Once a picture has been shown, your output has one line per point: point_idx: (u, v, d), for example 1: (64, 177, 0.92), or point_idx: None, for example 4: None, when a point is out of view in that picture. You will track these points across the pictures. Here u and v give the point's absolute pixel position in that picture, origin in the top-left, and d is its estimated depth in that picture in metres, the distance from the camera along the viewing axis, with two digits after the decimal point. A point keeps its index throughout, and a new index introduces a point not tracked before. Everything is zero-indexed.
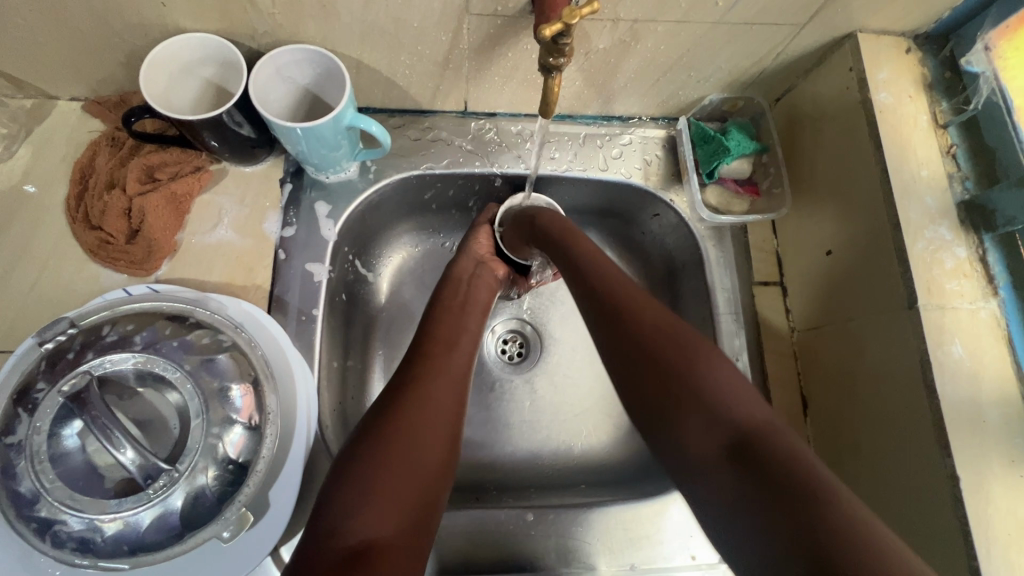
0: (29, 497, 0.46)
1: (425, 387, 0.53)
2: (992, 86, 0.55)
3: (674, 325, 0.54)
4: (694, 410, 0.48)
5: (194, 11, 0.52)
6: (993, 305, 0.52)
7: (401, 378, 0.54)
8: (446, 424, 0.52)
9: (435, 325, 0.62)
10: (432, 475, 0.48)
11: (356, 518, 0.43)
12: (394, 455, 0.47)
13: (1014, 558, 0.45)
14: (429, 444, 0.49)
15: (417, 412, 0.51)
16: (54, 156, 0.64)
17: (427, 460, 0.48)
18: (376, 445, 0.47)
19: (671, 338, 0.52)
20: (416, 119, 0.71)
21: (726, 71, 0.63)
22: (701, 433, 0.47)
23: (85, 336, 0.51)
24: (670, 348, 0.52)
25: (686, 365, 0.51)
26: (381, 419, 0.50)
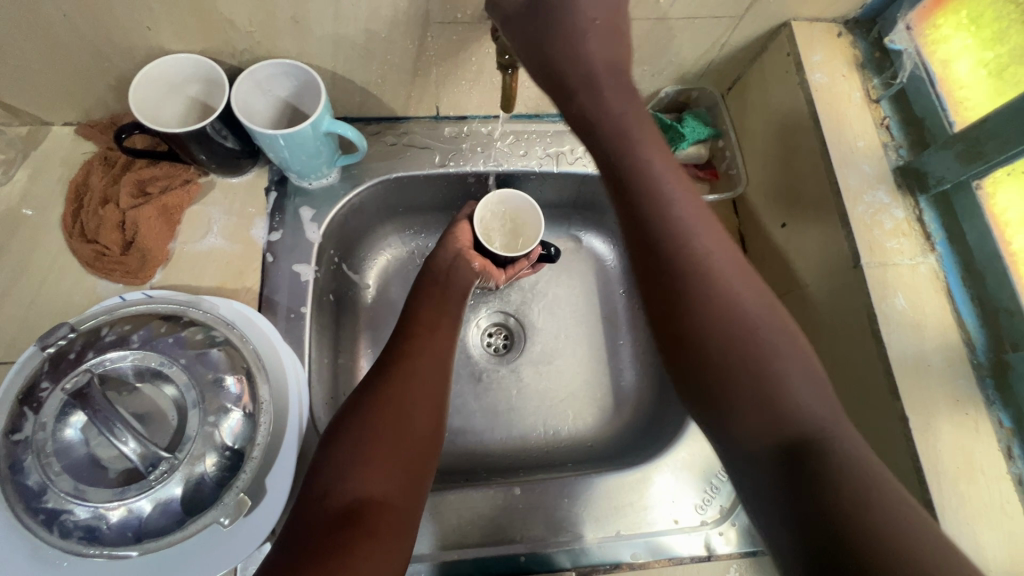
0: (37, 489, 0.48)
1: (412, 363, 0.57)
2: (915, 61, 0.60)
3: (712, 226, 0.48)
4: (753, 394, 0.42)
5: (178, 34, 0.57)
6: (931, 260, 0.56)
7: (385, 358, 0.58)
8: (429, 395, 0.55)
9: (419, 306, 0.65)
10: (419, 439, 0.51)
11: (349, 482, 0.47)
12: (383, 425, 0.50)
13: (963, 488, 0.49)
14: (416, 413, 0.53)
15: (404, 384, 0.54)
16: (50, 178, 0.68)
17: (415, 427, 0.52)
18: (366, 416, 0.51)
19: (700, 224, 0.48)
20: (392, 125, 0.75)
21: (678, 64, 0.68)
22: (755, 421, 0.42)
23: (84, 339, 0.54)
24: (738, 306, 0.45)
25: (762, 365, 0.43)
26: (368, 393, 0.53)
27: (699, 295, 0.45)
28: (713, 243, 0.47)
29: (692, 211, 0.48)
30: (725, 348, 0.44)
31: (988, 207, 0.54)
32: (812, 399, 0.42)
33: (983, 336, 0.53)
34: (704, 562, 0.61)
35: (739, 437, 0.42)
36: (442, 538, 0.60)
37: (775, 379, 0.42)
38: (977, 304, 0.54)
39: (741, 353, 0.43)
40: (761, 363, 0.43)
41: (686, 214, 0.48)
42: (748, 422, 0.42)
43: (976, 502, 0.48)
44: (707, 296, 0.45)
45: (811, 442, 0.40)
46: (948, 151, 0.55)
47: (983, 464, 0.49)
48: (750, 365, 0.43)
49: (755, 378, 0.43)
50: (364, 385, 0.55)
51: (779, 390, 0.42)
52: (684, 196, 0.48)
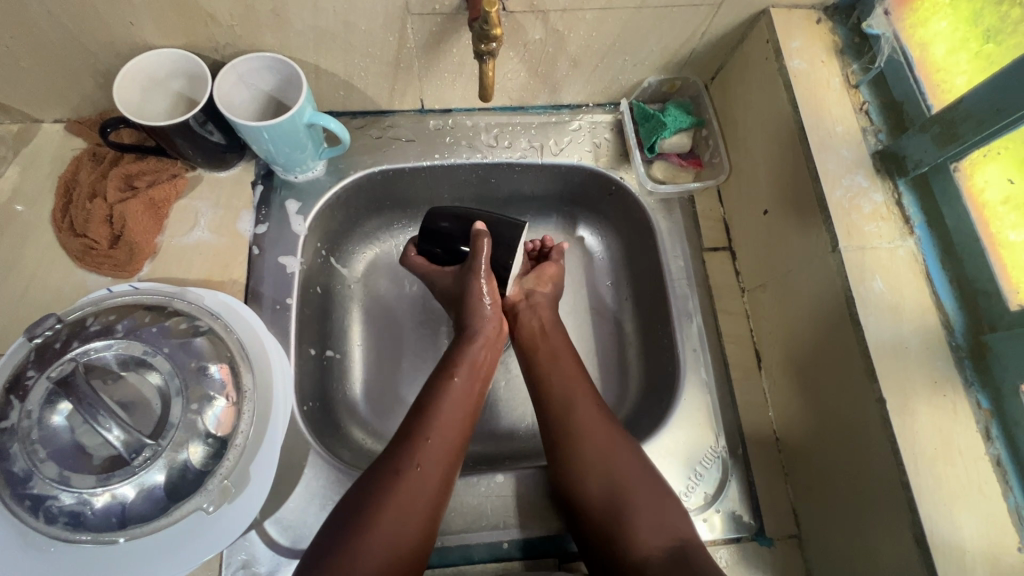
0: (23, 475, 0.49)
1: (416, 466, 0.56)
2: (893, 45, 0.60)
3: (608, 422, 0.61)
4: (643, 512, 0.56)
5: (160, 28, 0.58)
6: (910, 243, 0.56)
7: (394, 457, 0.56)
8: (431, 500, 0.55)
9: (437, 400, 0.60)
10: (409, 544, 0.53)
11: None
12: (379, 552, 0.51)
13: (940, 469, 0.49)
14: (409, 525, 0.53)
15: (407, 496, 0.54)
16: (40, 174, 0.69)
17: (406, 537, 0.53)
18: (365, 540, 0.51)
19: (593, 420, 0.61)
20: (377, 119, 0.76)
21: (658, 54, 0.69)
22: (645, 530, 0.55)
23: (70, 329, 0.55)
24: (627, 471, 0.58)
25: (641, 501, 0.57)
26: (372, 501, 0.53)
27: (589, 462, 0.59)
28: (599, 418, 0.61)
29: (591, 403, 0.62)
30: (611, 488, 0.58)
31: (966, 188, 0.54)
32: (678, 513, 0.57)
33: (961, 317, 0.53)
34: None
35: (634, 545, 0.55)
36: None
37: (649, 504, 0.57)
38: (956, 286, 0.54)
39: (631, 499, 0.57)
40: (637, 492, 0.57)
41: (572, 387, 0.63)
42: (638, 541, 0.55)
43: (954, 483, 0.48)
44: (598, 459, 0.59)
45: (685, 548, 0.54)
46: (924, 134, 0.55)
47: (961, 445, 0.49)
48: (630, 504, 0.57)
49: (636, 509, 0.57)
50: (367, 484, 0.55)
51: (654, 510, 0.56)
52: (575, 371, 0.65)
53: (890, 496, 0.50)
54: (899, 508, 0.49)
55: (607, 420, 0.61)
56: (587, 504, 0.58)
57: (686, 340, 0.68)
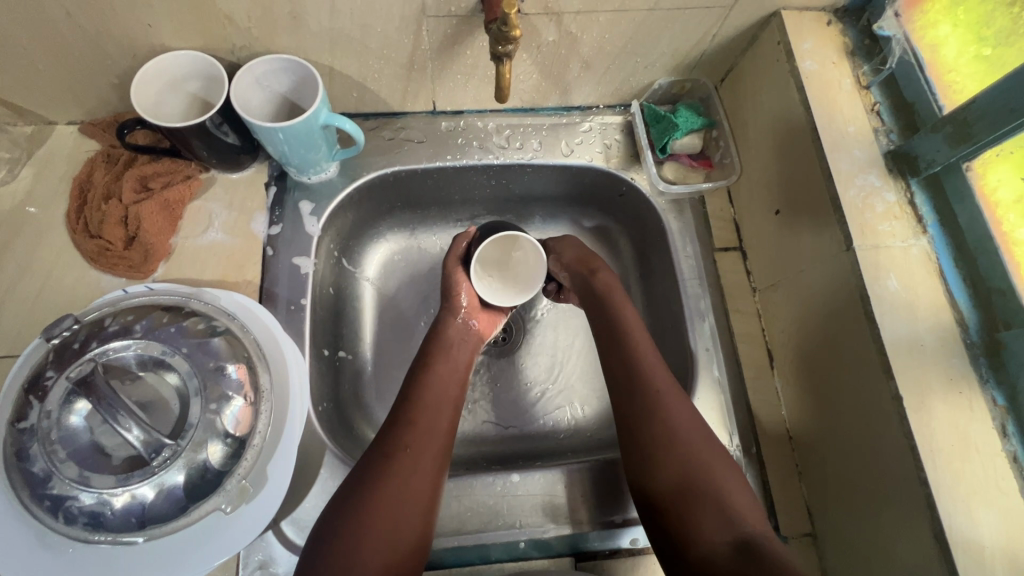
0: (43, 476, 0.49)
1: (407, 457, 0.55)
2: (904, 46, 0.60)
3: (680, 401, 0.58)
4: (706, 497, 0.52)
5: (178, 30, 0.58)
6: (923, 242, 0.57)
7: (382, 443, 0.56)
8: (423, 487, 0.54)
9: (421, 391, 0.61)
10: (407, 541, 0.52)
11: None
12: (375, 535, 0.50)
13: (957, 465, 0.49)
14: (406, 520, 0.52)
15: (400, 480, 0.54)
16: (54, 176, 0.69)
17: (403, 532, 0.52)
18: (360, 524, 0.51)
19: (671, 398, 0.58)
20: (389, 121, 0.76)
21: (670, 56, 0.69)
22: (711, 520, 0.51)
23: (89, 329, 0.55)
24: (700, 451, 0.55)
25: (710, 484, 0.53)
26: (365, 485, 0.53)
27: (656, 438, 0.56)
28: (671, 395, 0.58)
29: (664, 381, 0.59)
30: (679, 468, 0.54)
31: (979, 188, 0.54)
32: (745, 500, 0.52)
33: (976, 316, 0.53)
34: None
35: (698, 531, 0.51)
36: (442, 524, 0.61)
37: (716, 489, 0.53)
38: (969, 284, 0.54)
39: (699, 483, 0.53)
40: (703, 475, 0.54)
41: (653, 369, 0.60)
42: (703, 532, 0.51)
43: (971, 480, 0.49)
44: (664, 437, 0.56)
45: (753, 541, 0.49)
46: (936, 134, 0.55)
47: (977, 442, 0.50)
48: (698, 487, 0.53)
49: (700, 497, 0.52)
50: (359, 471, 0.54)
51: (721, 495, 0.52)
52: (649, 346, 0.62)
53: (907, 493, 0.50)
54: (917, 505, 0.49)
55: (679, 399, 0.58)
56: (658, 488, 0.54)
57: (699, 340, 0.68)
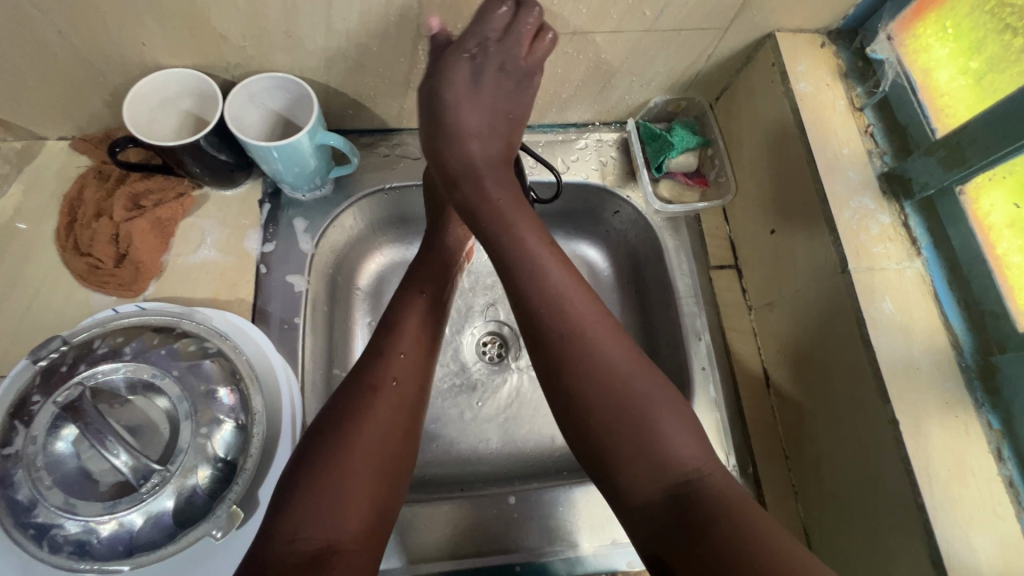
0: (27, 503, 0.48)
1: (389, 388, 0.51)
2: (896, 70, 0.61)
3: (617, 342, 0.50)
4: (639, 458, 0.46)
5: (172, 49, 0.57)
6: (917, 265, 0.57)
7: (366, 374, 0.52)
8: (409, 413, 0.52)
9: (406, 319, 0.58)
10: (390, 472, 0.48)
11: (317, 525, 0.43)
12: (358, 465, 0.46)
13: (954, 490, 0.49)
14: (389, 452, 0.49)
15: (386, 413, 0.50)
16: (44, 192, 0.68)
17: (386, 462, 0.48)
18: (341, 457, 0.46)
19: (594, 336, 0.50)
20: (385, 137, 0.76)
21: (665, 75, 0.69)
22: (637, 473, 0.46)
23: (77, 351, 0.54)
24: (630, 395, 0.48)
25: (642, 413, 0.47)
26: (348, 419, 0.48)
27: (584, 381, 0.48)
28: (602, 347, 0.49)
29: (580, 301, 0.51)
30: (586, 370, 0.48)
31: (972, 212, 0.54)
32: (686, 444, 0.47)
33: (970, 339, 0.54)
34: None
35: (635, 495, 0.46)
36: (437, 547, 0.60)
37: (654, 430, 0.47)
38: (964, 307, 0.55)
39: (628, 443, 0.46)
40: (642, 415, 0.47)
41: (568, 305, 0.51)
42: (638, 479, 0.46)
43: (968, 505, 0.48)
44: (598, 400, 0.48)
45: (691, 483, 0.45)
46: (930, 158, 0.56)
47: (973, 466, 0.50)
48: (638, 454, 0.46)
49: (633, 417, 0.47)
50: (337, 404, 0.50)
51: (656, 433, 0.46)
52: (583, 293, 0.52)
53: (905, 517, 0.50)
54: (913, 530, 0.49)
55: (614, 347, 0.50)
56: (603, 453, 0.47)
57: (695, 359, 0.68)
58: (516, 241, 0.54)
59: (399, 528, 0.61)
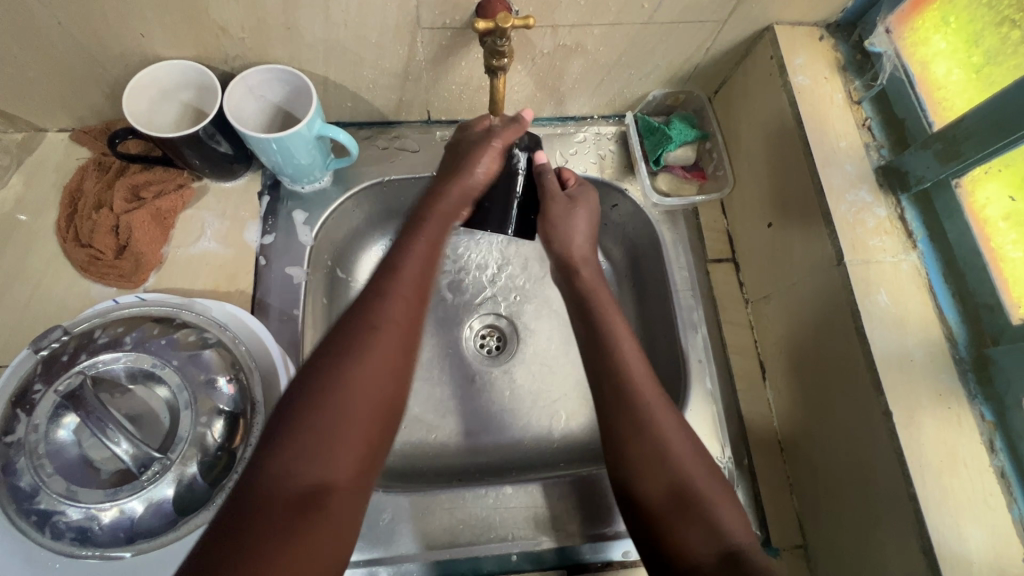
0: (29, 490, 0.48)
1: (382, 327, 0.48)
2: (895, 63, 0.61)
3: (679, 426, 0.54)
4: (693, 518, 0.49)
5: (170, 40, 0.58)
6: (913, 257, 0.57)
7: (363, 313, 0.49)
8: (405, 353, 0.48)
9: (405, 259, 0.54)
10: (384, 406, 0.46)
11: (309, 466, 0.41)
12: (351, 403, 0.44)
13: (947, 480, 0.49)
14: (382, 386, 0.46)
15: (384, 353, 0.47)
16: (45, 183, 0.68)
17: (381, 397, 0.45)
18: (334, 398, 0.44)
19: (654, 401, 0.54)
20: (384, 130, 0.76)
21: (664, 68, 0.69)
22: (696, 534, 0.48)
23: (77, 341, 0.54)
24: (688, 471, 0.51)
25: (697, 491, 0.50)
26: (345, 360, 0.46)
27: (642, 448, 0.52)
28: (661, 407, 0.54)
29: (665, 411, 0.54)
30: (667, 479, 0.51)
31: (968, 204, 0.55)
32: (732, 516, 0.49)
33: (965, 331, 0.54)
34: None
35: (687, 553, 0.47)
36: (435, 536, 0.61)
37: (705, 504, 0.50)
38: (958, 300, 0.55)
39: (686, 506, 0.49)
40: (697, 493, 0.50)
41: (642, 383, 0.55)
42: (688, 538, 0.48)
43: (960, 495, 0.49)
44: (662, 456, 0.51)
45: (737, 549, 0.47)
46: (926, 151, 0.56)
47: (966, 457, 0.50)
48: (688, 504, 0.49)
49: (691, 500, 0.50)
50: (333, 342, 0.47)
51: (709, 510, 0.49)
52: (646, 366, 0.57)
53: (897, 508, 0.50)
54: (906, 521, 0.49)
55: (679, 429, 0.53)
56: (656, 519, 0.49)
57: (692, 351, 0.68)
58: (610, 328, 0.60)
59: (396, 517, 0.61)
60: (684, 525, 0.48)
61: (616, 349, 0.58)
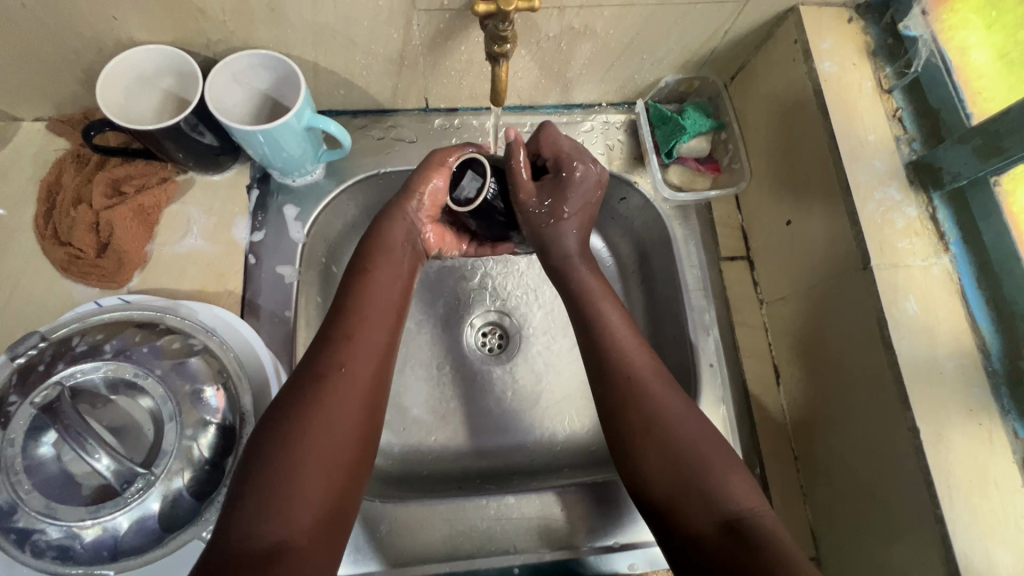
0: (6, 508, 0.46)
1: (340, 378, 0.48)
2: (931, 48, 0.57)
3: (675, 396, 0.51)
4: (692, 488, 0.46)
5: (146, 23, 0.53)
6: (945, 261, 0.53)
7: (313, 364, 0.48)
8: (363, 401, 0.48)
9: (357, 302, 0.53)
10: (344, 458, 0.45)
11: (269, 521, 0.41)
12: (308, 458, 0.43)
13: (976, 501, 0.47)
14: (339, 435, 0.45)
15: (336, 401, 0.46)
16: (20, 176, 0.65)
17: (337, 447, 0.45)
18: (292, 453, 0.43)
19: (652, 381, 0.51)
20: (379, 119, 0.72)
21: (678, 52, 0.65)
22: (696, 507, 0.45)
23: (55, 348, 0.52)
24: (681, 437, 0.48)
25: (702, 465, 0.47)
26: (293, 409, 0.45)
27: (639, 425, 0.50)
28: (657, 383, 0.51)
29: (662, 384, 0.52)
30: (666, 450, 0.48)
31: (1006, 205, 0.52)
32: (740, 484, 0.46)
33: (998, 342, 0.51)
34: None
35: (687, 524, 0.45)
36: (434, 548, 0.59)
37: (708, 473, 0.46)
38: (992, 308, 0.51)
39: (685, 479, 0.46)
40: (695, 459, 0.47)
41: (642, 366, 0.52)
42: (694, 510, 0.45)
43: (989, 517, 0.46)
44: (660, 433, 0.49)
45: (745, 519, 0.44)
46: (964, 145, 0.52)
47: (996, 477, 0.47)
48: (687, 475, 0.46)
49: (689, 467, 0.47)
50: (285, 401, 0.46)
51: (712, 480, 0.46)
52: (632, 336, 0.55)
53: (921, 528, 0.48)
54: (930, 543, 0.47)
55: (678, 404, 0.50)
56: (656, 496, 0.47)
57: (703, 355, 0.65)
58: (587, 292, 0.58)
59: (394, 529, 0.59)
60: (682, 498, 0.46)
61: (610, 326, 0.55)
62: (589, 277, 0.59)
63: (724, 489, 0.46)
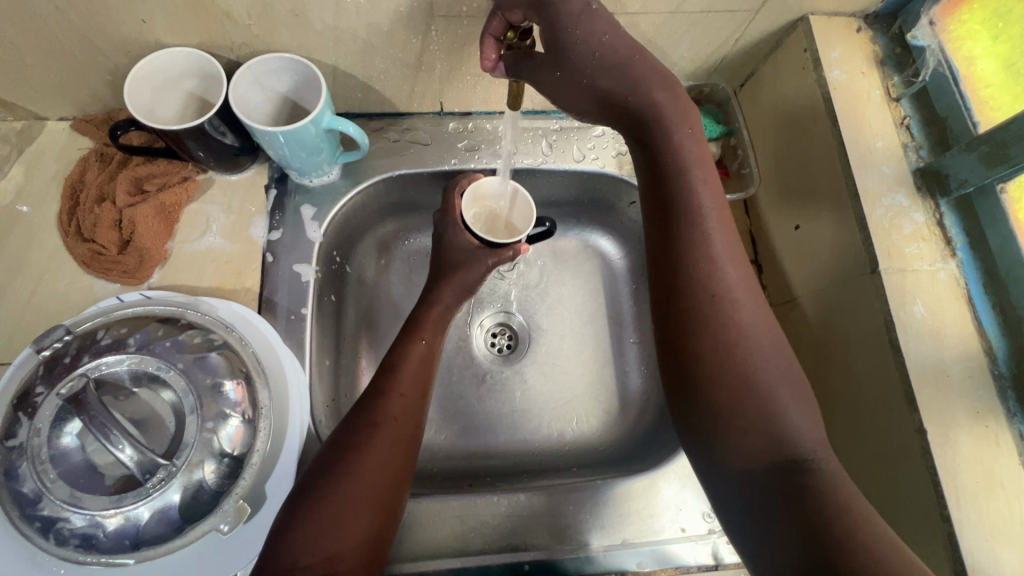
0: (32, 496, 0.47)
1: (388, 427, 0.51)
2: (938, 58, 0.58)
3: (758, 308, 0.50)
4: (756, 416, 0.46)
5: (173, 27, 0.55)
6: (951, 266, 0.54)
7: (366, 411, 0.52)
8: (406, 450, 0.51)
9: (404, 360, 0.57)
10: (384, 496, 0.48)
11: (317, 554, 0.44)
12: (357, 499, 0.47)
13: (982, 502, 0.47)
14: (384, 478, 0.49)
15: (383, 451, 0.50)
16: (45, 174, 0.66)
17: (382, 487, 0.49)
18: (342, 492, 0.47)
19: (738, 293, 0.49)
20: (395, 121, 0.73)
21: (690, 60, 0.66)
22: (755, 437, 0.45)
23: (80, 342, 0.53)
24: (754, 358, 0.47)
25: (771, 397, 0.46)
26: (347, 456, 0.49)
27: (711, 337, 0.48)
28: (741, 293, 0.50)
29: (753, 313, 0.49)
30: (735, 373, 0.47)
31: (1012, 211, 0.52)
32: (803, 421, 0.46)
33: (1004, 346, 0.51)
34: (711, 570, 0.60)
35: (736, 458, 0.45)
36: (444, 544, 0.60)
37: (774, 412, 0.46)
38: (998, 312, 0.52)
39: (751, 403, 0.46)
40: (765, 387, 0.46)
41: (736, 284, 0.50)
42: (748, 438, 0.45)
43: (996, 517, 0.47)
44: (728, 349, 0.48)
45: (804, 462, 0.44)
46: (971, 153, 0.53)
47: (1003, 478, 0.48)
48: (754, 397, 0.46)
49: (755, 396, 0.46)
50: (338, 441, 0.50)
51: (780, 415, 0.45)
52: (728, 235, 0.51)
53: (927, 527, 0.49)
54: (937, 544, 0.48)
55: (766, 326, 0.49)
56: (710, 421, 0.47)
57: None
58: (685, 176, 0.52)
59: (404, 525, 0.60)
60: (736, 429, 0.46)
61: (707, 232, 0.51)
62: (693, 155, 0.53)
63: (789, 423, 0.45)
